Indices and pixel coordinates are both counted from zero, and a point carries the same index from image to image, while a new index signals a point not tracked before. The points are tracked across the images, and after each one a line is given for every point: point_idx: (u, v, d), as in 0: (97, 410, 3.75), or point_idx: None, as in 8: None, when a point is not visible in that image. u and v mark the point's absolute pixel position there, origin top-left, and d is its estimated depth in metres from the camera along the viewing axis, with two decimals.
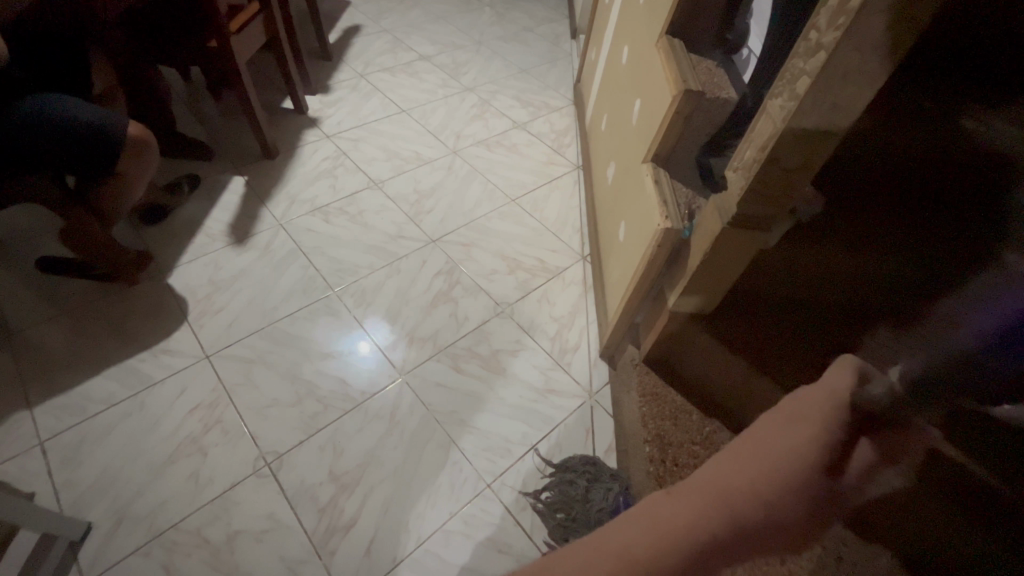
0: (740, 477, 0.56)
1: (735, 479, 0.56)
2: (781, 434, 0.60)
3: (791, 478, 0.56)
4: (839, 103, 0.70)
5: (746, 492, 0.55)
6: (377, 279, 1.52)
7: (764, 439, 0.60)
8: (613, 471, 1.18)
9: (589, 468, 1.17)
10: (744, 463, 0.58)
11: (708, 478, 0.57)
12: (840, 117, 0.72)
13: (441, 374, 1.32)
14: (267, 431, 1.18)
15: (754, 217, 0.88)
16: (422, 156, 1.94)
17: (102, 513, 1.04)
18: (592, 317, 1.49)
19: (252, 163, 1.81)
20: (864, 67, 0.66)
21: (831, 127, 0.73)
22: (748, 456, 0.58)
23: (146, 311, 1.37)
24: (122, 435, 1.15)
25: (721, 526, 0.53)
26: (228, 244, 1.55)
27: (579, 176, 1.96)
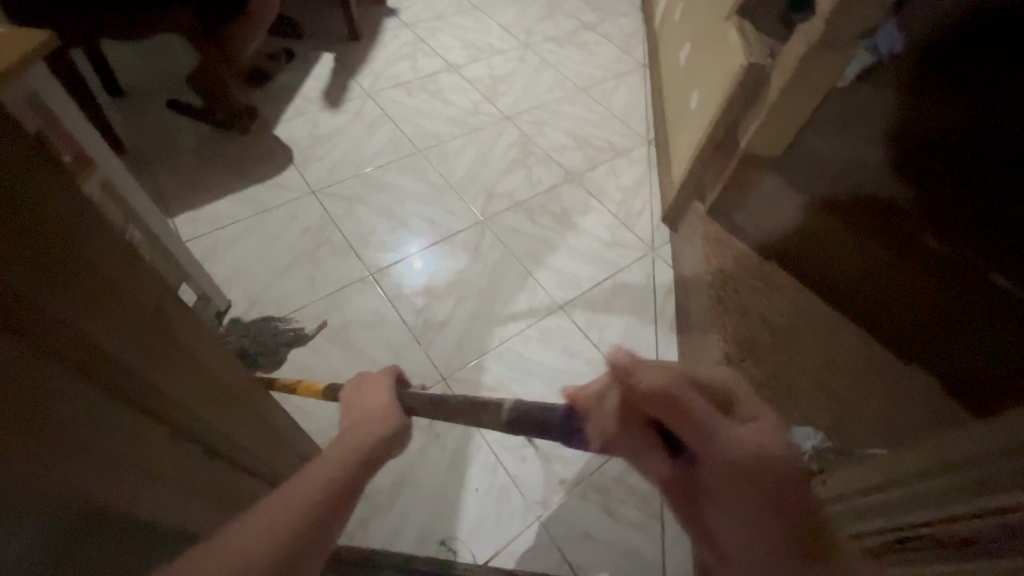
0: (336, 463, 0.48)
1: (310, 480, 0.46)
2: (373, 390, 0.62)
3: (384, 411, 0.58)
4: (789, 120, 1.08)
5: (361, 429, 0.54)
6: (458, 144, 1.65)
7: (358, 399, 0.61)
8: (630, 317, 1.30)
9: (623, 335, 1.27)
10: (364, 399, 0.61)
11: (320, 453, 0.50)
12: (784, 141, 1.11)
13: (518, 222, 1.46)
14: (369, 251, 1.35)
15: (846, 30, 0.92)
16: (495, 47, 2.01)
17: (239, 296, 1.24)
18: (655, 190, 1.59)
19: (340, 43, 1.93)
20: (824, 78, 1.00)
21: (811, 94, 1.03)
22: (364, 400, 0.61)
23: (258, 153, 1.54)
24: (249, 243, 1.34)
25: (320, 514, 0.44)
26: (323, 107, 1.70)
27: (647, 73, 1.99)
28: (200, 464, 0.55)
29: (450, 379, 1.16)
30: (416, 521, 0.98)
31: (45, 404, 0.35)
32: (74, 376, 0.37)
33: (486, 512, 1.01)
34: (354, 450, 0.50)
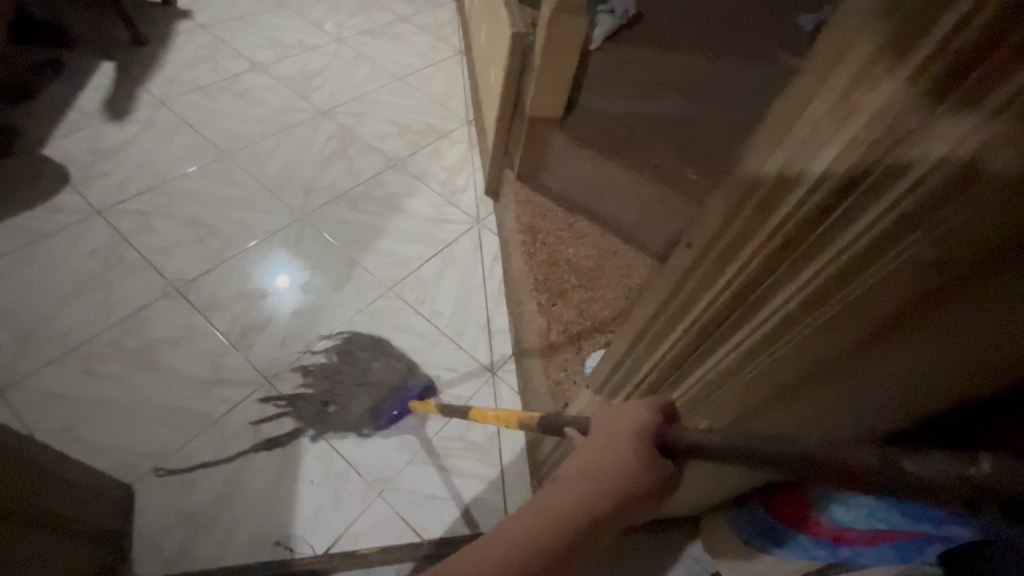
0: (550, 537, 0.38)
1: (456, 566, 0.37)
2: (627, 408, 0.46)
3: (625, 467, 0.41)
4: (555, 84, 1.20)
5: (593, 474, 0.42)
6: (270, 144, 1.58)
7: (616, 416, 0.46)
8: (461, 286, 1.35)
9: (455, 304, 1.31)
10: (607, 433, 0.44)
11: (546, 493, 0.41)
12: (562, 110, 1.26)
13: (342, 213, 1.44)
14: (173, 264, 1.25)
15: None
16: (307, 43, 1.96)
17: (9, 337, 1.08)
18: (478, 166, 1.66)
19: (122, 49, 1.74)
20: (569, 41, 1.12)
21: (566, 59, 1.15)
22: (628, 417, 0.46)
23: (23, 177, 1.35)
24: (19, 277, 1.17)
25: None
26: (105, 119, 1.53)
27: (463, 58, 2.06)
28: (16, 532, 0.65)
29: (276, 380, 1.11)
30: (248, 526, 0.94)
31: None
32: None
33: (323, 500, 0.98)
34: (584, 495, 0.41)
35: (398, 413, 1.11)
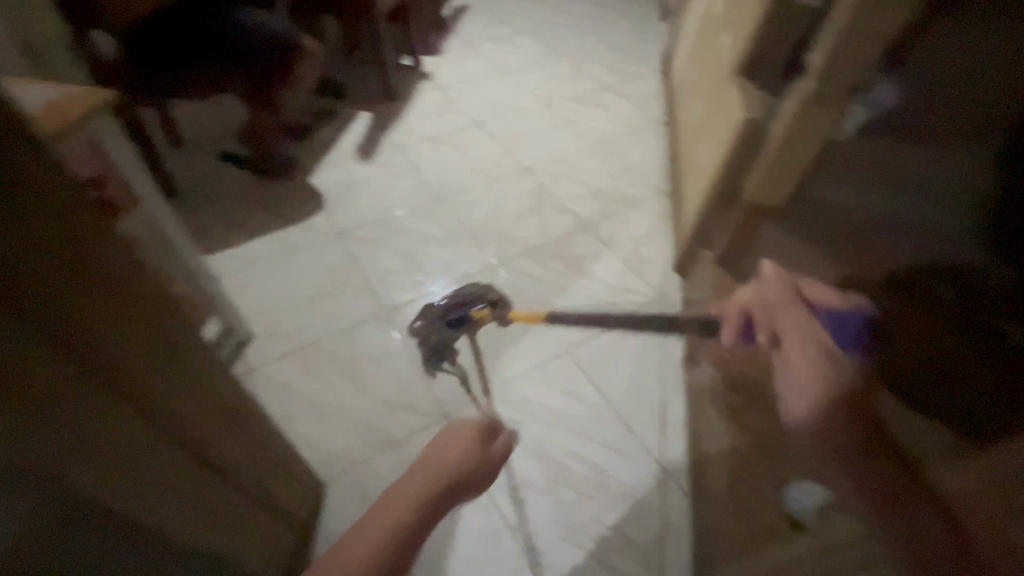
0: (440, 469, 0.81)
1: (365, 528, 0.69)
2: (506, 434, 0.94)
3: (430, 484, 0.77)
4: (780, 182, 1.10)
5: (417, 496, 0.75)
6: (477, 194, 1.74)
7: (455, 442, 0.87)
8: (636, 361, 1.30)
9: (629, 381, 1.26)
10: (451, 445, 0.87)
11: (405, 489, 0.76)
12: (773, 199, 1.14)
13: (530, 267, 1.51)
14: (385, 290, 1.42)
15: (840, 82, 0.93)
16: (519, 105, 2.15)
17: (262, 328, 1.32)
18: (667, 239, 1.62)
19: (377, 102, 2.11)
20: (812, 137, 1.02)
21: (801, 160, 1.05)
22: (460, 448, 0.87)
23: (293, 199, 1.67)
24: (277, 278, 1.44)
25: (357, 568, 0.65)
26: (356, 158, 1.85)
27: (664, 130, 2.07)
28: (150, 441, 0.58)
29: (451, 417, 1.17)
30: None
31: (48, 398, 0.45)
32: (99, 388, 0.50)
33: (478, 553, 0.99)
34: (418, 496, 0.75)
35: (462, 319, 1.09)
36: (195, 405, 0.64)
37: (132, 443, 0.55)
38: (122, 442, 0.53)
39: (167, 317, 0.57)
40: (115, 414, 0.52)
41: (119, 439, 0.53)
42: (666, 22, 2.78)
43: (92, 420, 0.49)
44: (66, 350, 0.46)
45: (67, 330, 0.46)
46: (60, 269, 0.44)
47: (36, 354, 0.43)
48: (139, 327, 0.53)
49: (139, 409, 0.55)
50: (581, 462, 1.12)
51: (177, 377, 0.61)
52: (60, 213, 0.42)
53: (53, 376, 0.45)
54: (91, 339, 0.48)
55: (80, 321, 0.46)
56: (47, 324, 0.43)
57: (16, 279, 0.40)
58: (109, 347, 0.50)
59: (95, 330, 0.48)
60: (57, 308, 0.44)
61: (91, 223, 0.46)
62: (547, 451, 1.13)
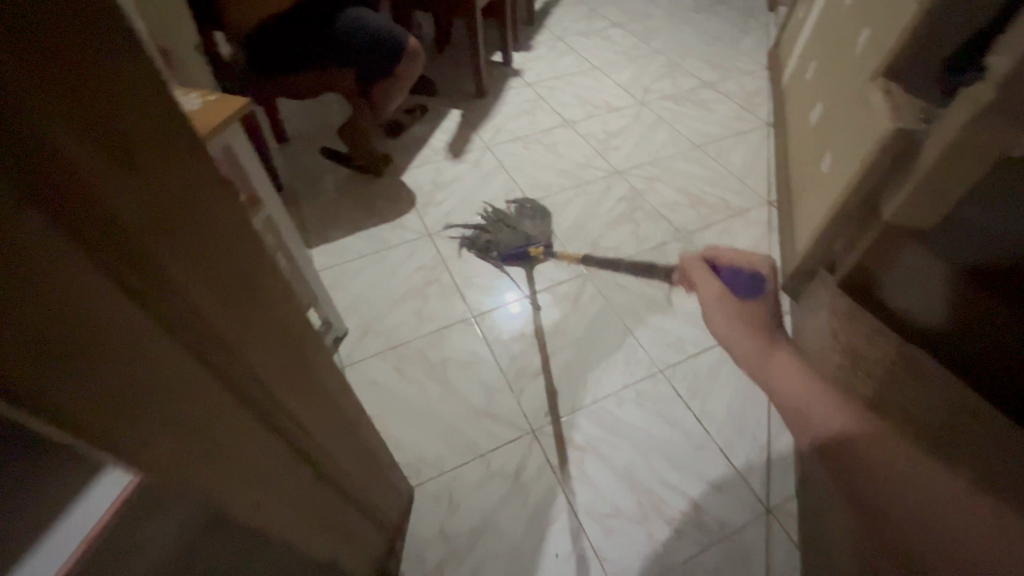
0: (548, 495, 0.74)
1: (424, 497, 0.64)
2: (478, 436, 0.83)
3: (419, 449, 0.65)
4: (935, 200, 0.97)
5: None
6: (567, 197, 1.69)
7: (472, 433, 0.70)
8: (738, 388, 1.20)
9: (730, 408, 1.17)
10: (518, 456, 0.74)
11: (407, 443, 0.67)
12: (924, 218, 1.00)
13: (622, 277, 1.44)
14: (474, 293, 1.41)
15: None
16: (611, 104, 2.07)
17: (355, 323, 1.35)
18: (773, 255, 1.49)
19: (467, 100, 2.10)
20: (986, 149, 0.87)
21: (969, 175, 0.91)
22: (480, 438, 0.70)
23: (386, 196, 1.71)
24: (370, 275, 1.47)
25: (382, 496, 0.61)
26: (446, 157, 1.85)
27: (770, 132, 1.91)
28: (287, 462, 0.55)
29: (539, 432, 1.14)
30: (495, 572, 0.96)
31: (180, 411, 0.39)
32: (232, 393, 0.44)
33: None
34: None
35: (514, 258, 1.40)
36: (316, 410, 0.59)
37: (260, 454, 0.50)
38: (251, 453, 0.49)
39: (295, 312, 0.51)
40: (248, 421, 0.47)
41: (248, 449, 0.48)
42: (774, 12, 2.55)
43: (226, 430, 0.45)
44: (202, 355, 0.40)
45: (205, 334, 0.40)
46: (199, 263, 0.38)
47: (177, 363, 0.38)
48: (282, 341, 0.49)
49: (267, 417, 0.50)
50: (676, 495, 1.05)
51: (302, 381, 0.54)
52: (193, 197, 0.36)
53: (191, 387, 0.40)
54: (230, 340, 0.42)
55: (217, 323, 0.40)
56: (184, 330, 0.38)
57: (158, 278, 0.34)
58: (244, 350, 0.44)
59: (233, 332, 0.42)
60: (196, 311, 0.38)
61: (236, 223, 0.40)
62: (639, 478, 1.07)
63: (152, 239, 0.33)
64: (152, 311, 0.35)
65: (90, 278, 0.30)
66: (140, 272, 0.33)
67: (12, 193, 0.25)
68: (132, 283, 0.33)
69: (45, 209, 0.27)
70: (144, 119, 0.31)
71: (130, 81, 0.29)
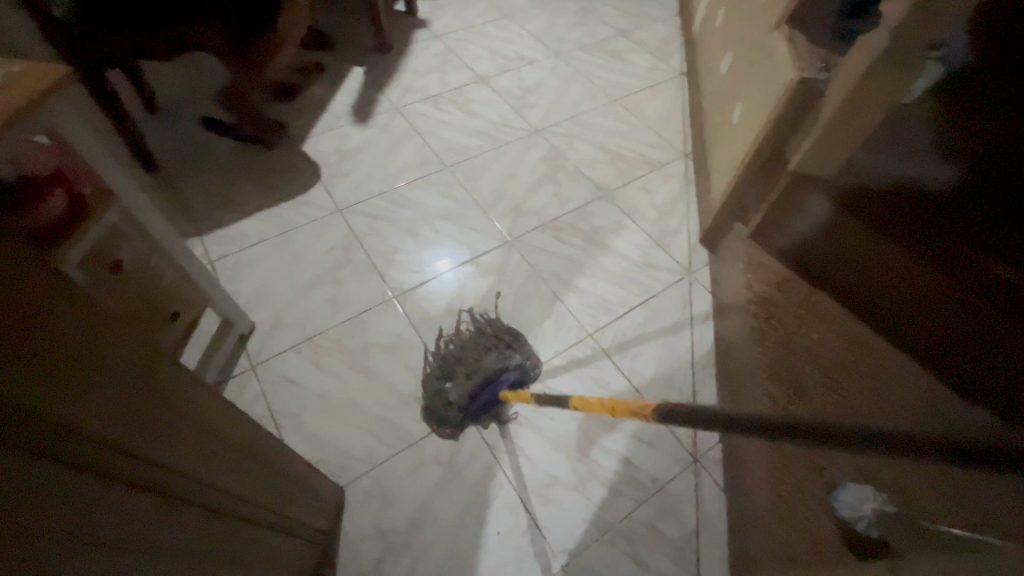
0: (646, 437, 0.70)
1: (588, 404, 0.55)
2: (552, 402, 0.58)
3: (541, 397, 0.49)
4: (834, 151, 1.00)
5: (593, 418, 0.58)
6: (486, 160, 1.60)
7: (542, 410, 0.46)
8: (663, 344, 1.23)
9: (657, 366, 1.19)
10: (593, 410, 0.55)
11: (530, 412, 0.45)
12: (824, 168, 1.04)
13: (547, 242, 1.40)
14: (393, 272, 1.32)
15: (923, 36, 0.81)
16: (525, 57, 1.96)
17: (262, 317, 1.22)
18: (691, 208, 1.51)
19: (369, 56, 1.91)
20: (880, 99, 0.90)
21: (864, 123, 0.94)
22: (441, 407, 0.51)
23: (285, 170, 1.53)
24: (274, 261, 1.33)
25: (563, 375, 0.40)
26: (351, 122, 1.69)
27: (684, 82, 1.90)
28: (172, 515, 0.49)
29: None
30: (436, 561, 0.94)
31: (30, 516, 0.33)
32: (93, 475, 0.39)
33: (507, 556, 0.95)
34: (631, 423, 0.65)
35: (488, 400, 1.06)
36: (199, 449, 0.53)
37: (142, 523, 0.45)
38: (134, 526, 0.44)
39: (150, 363, 0.45)
40: (120, 496, 0.42)
41: (127, 523, 0.43)
42: None
43: (93, 516, 0.39)
44: (43, 447, 0.34)
45: (42, 425, 0.34)
46: (9, 346, 0.32)
47: (7, 466, 0.31)
48: (130, 392, 0.43)
49: (144, 485, 0.44)
50: (611, 456, 1.06)
51: (180, 436, 0.50)
52: None
53: (35, 487, 0.34)
54: (76, 422, 0.37)
55: (53, 407, 0.34)
56: (10, 428, 0.32)
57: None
58: (97, 424, 0.39)
59: (78, 411, 0.37)
60: (22, 400, 0.32)
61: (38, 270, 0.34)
62: (574, 445, 1.08)
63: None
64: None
65: None
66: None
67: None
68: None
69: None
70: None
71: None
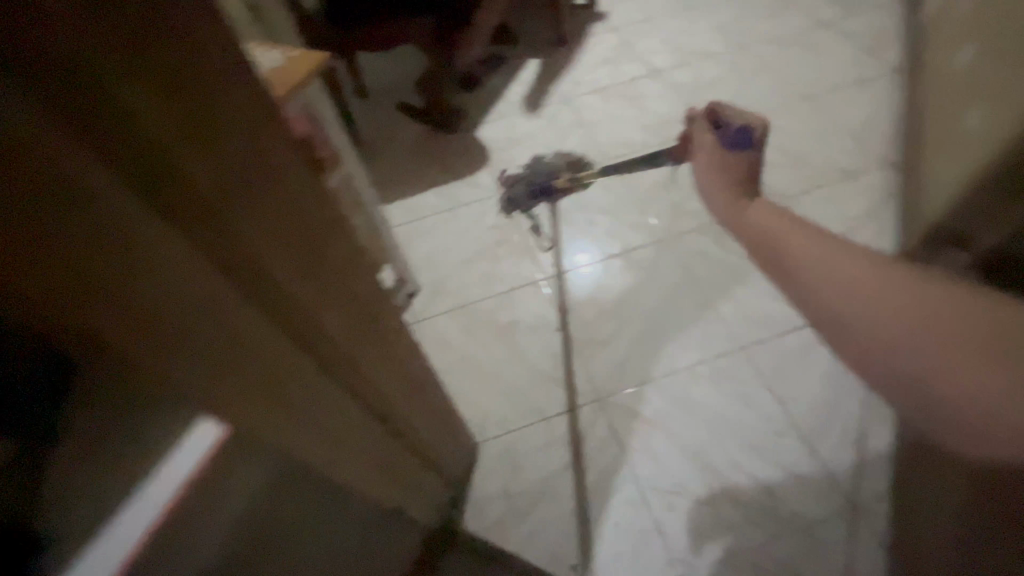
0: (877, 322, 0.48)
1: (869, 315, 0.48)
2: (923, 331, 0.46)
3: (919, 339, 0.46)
4: None
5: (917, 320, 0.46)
6: (650, 155, 1.57)
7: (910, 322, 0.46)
8: (829, 372, 1.09)
9: (820, 396, 1.07)
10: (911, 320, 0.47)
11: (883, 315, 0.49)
12: None
13: (706, 245, 1.33)
14: (545, 255, 1.38)
15: None
16: (706, 50, 1.86)
17: (427, 281, 1.38)
18: (887, 227, 1.30)
19: (546, 49, 1.99)
20: None
21: None
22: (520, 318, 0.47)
23: (461, 152, 1.68)
24: (442, 233, 1.48)
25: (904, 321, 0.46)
26: (523, 111, 1.78)
27: (899, 80, 1.64)
28: (356, 417, 0.59)
29: (605, 401, 1.12)
30: (554, 535, 0.98)
31: (267, 375, 0.43)
32: (309, 360, 0.48)
33: (623, 550, 0.95)
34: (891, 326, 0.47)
35: None
36: (389, 375, 0.63)
37: (334, 412, 0.54)
38: (331, 411, 0.54)
39: (366, 285, 0.54)
40: (324, 384, 0.51)
41: (324, 408, 0.52)
42: None
43: (304, 393, 0.48)
44: (284, 325, 0.43)
45: (289, 311, 0.43)
46: (281, 245, 0.40)
47: (259, 336, 0.40)
48: (348, 303, 0.52)
49: (342, 382, 0.54)
50: (749, 479, 0.99)
51: (375, 353, 0.59)
52: (277, 179, 0.38)
53: (275, 355, 0.43)
54: (307, 313, 0.45)
55: (294, 297, 0.43)
56: (268, 303, 0.40)
57: (244, 258, 0.37)
58: (320, 321, 0.48)
59: (310, 305, 0.46)
60: (276, 286, 0.41)
61: (309, 188, 0.42)
62: (708, 457, 1.02)
63: (240, 225, 0.36)
64: (240, 288, 0.37)
65: (176, 249, 0.31)
66: (232, 251, 0.36)
67: (117, 181, 0.27)
68: (223, 261, 0.35)
69: (144, 193, 0.29)
70: (231, 109, 0.33)
71: (229, 82, 0.32)
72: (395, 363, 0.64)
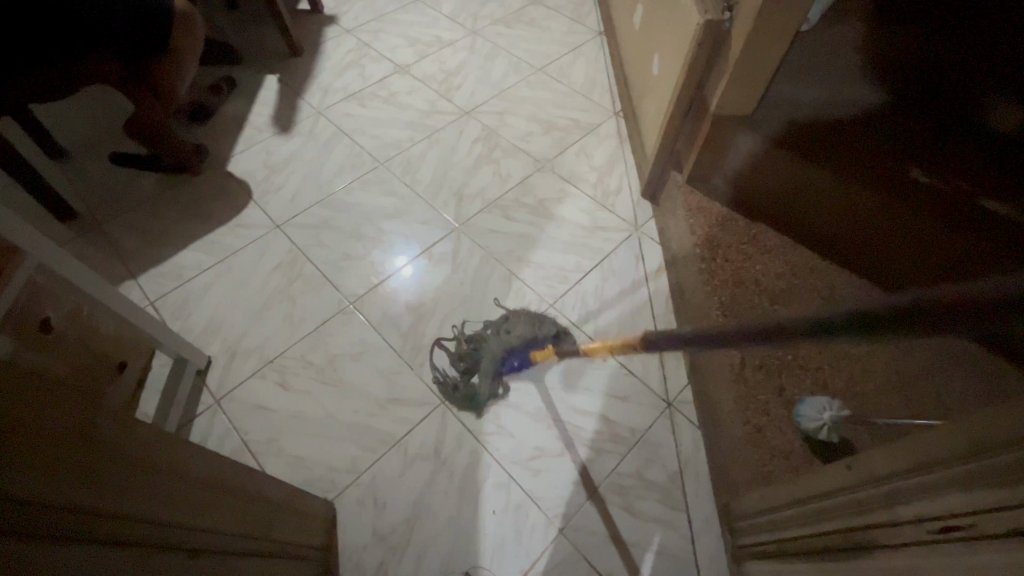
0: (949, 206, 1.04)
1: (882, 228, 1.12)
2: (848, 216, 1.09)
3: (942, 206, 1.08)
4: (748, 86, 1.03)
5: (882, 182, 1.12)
6: (420, 150, 1.57)
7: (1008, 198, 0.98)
8: (622, 301, 1.26)
9: (621, 325, 1.22)
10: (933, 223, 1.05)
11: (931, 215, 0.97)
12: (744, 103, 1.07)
13: (496, 223, 1.40)
14: (346, 278, 1.30)
15: None
16: (443, 39, 1.92)
17: (218, 349, 1.19)
18: (629, 166, 1.53)
19: (280, 62, 1.83)
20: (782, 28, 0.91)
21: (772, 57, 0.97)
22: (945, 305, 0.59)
23: (214, 194, 1.47)
24: (219, 290, 1.28)
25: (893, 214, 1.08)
26: (274, 133, 1.62)
27: (604, 41, 1.91)
28: (215, 564, 0.56)
29: (449, 401, 1.11)
30: (439, 553, 0.96)
31: None
32: (180, 551, 0.49)
33: (506, 532, 0.98)
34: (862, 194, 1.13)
35: (518, 364, 1.14)
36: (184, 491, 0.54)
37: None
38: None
39: (192, 454, 0.55)
40: (156, 563, 0.45)
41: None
42: None
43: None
44: (120, 532, 0.41)
45: (151, 527, 0.45)
46: (118, 480, 0.42)
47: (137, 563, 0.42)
48: (188, 481, 0.53)
49: (208, 547, 0.55)
50: (589, 417, 1.10)
51: (215, 496, 0.58)
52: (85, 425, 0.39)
53: (122, 564, 0.41)
54: (113, 507, 0.40)
55: (147, 511, 0.45)
56: (99, 524, 0.38)
57: (16, 497, 0.32)
58: (121, 506, 0.41)
59: (106, 498, 0.39)
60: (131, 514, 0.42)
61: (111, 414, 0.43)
62: (552, 412, 1.10)
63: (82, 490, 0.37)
64: (3, 527, 0.31)
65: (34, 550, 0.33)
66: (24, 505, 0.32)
67: None
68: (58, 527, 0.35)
69: None
70: None
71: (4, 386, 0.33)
72: (204, 477, 0.57)
